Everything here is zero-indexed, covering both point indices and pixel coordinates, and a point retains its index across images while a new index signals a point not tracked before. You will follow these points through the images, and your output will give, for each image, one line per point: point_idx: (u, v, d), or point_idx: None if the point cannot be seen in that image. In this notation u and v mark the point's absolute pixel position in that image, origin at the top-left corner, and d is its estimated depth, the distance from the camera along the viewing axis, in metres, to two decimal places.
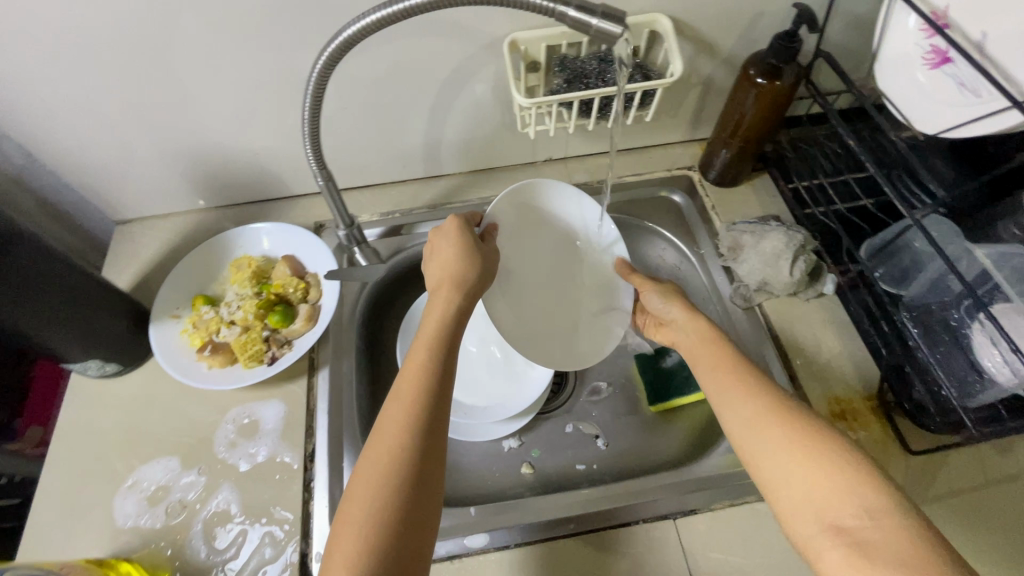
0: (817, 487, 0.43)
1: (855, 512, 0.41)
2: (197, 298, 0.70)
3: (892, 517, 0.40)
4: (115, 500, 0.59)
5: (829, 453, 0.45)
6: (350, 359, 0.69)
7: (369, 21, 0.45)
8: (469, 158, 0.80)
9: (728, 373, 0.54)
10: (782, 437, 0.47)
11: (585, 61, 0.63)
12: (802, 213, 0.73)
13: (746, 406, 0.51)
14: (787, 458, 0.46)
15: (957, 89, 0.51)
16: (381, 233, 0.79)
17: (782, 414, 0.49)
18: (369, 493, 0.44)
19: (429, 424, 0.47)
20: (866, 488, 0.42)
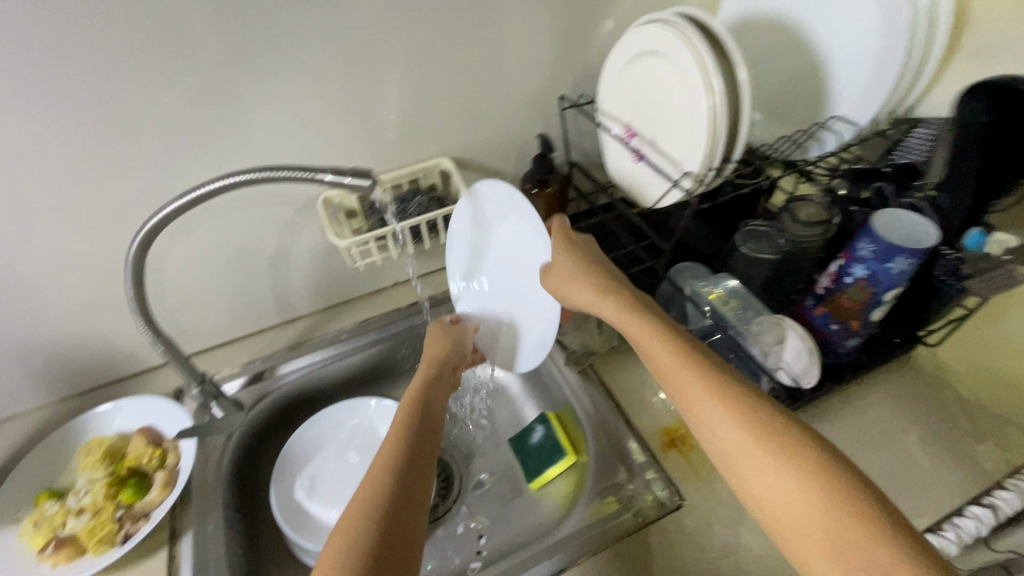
0: (828, 536, 0.37)
1: (875, 566, 0.35)
2: (42, 494, 0.67)
3: (914, 569, 0.34)
4: None
5: (836, 482, 0.39)
6: (214, 516, 0.68)
7: (170, 209, 0.54)
8: (322, 296, 0.89)
9: (692, 379, 0.47)
10: (775, 465, 0.41)
11: (390, 202, 0.77)
12: None
13: (728, 424, 0.43)
14: (780, 486, 0.40)
15: (653, 176, 0.69)
16: (243, 383, 0.82)
17: (769, 433, 0.42)
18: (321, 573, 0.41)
19: (404, 501, 0.47)
20: (886, 533, 0.36)
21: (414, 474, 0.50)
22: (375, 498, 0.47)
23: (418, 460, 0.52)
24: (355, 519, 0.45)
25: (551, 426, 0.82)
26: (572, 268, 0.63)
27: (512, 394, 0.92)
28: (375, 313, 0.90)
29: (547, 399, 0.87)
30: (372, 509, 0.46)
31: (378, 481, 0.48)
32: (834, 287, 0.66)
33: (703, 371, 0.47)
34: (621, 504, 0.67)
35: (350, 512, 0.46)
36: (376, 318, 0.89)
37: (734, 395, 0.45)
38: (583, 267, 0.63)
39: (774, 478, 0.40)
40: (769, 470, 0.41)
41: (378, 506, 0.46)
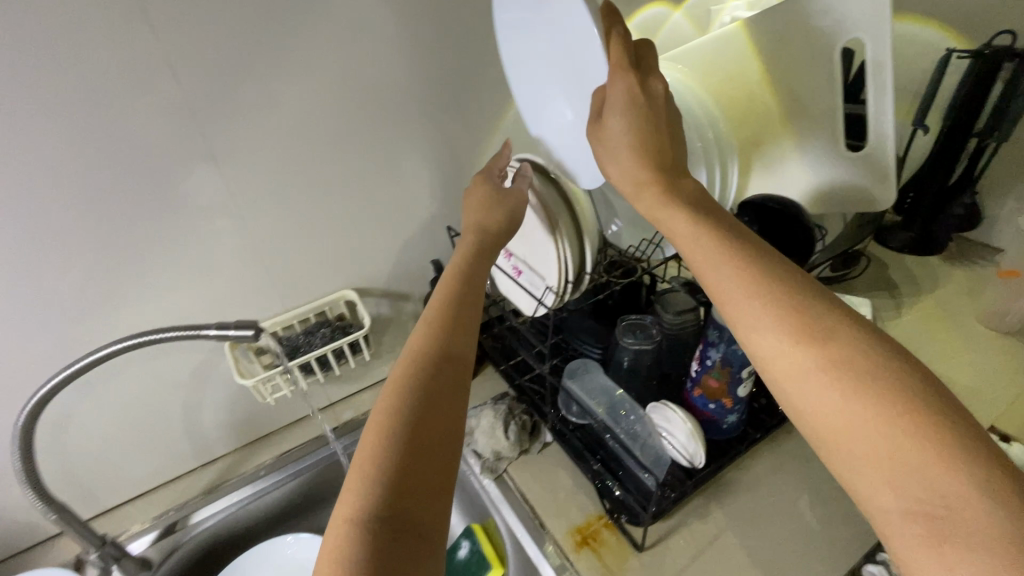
0: (887, 460, 0.36)
1: (933, 494, 0.34)
2: None
3: (983, 501, 0.32)
4: None
5: (903, 400, 0.37)
6: None
7: (58, 379, 0.58)
8: (240, 432, 0.89)
9: (749, 287, 0.44)
10: (834, 385, 0.39)
11: (296, 336, 0.82)
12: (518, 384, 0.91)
13: (772, 336, 0.42)
14: (836, 407, 0.38)
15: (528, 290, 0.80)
16: (154, 537, 0.79)
17: (818, 342, 0.40)
18: (340, 521, 0.43)
19: (426, 435, 0.48)
20: (961, 462, 0.34)
21: (428, 408, 0.50)
22: (403, 439, 0.47)
23: (438, 393, 0.51)
24: (377, 454, 0.46)
25: (477, 540, 0.84)
26: (621, 134, 0.55)
27: None
28: (295, 444, 0.91)
29: (473, 509, 0.87)
30: (404, 450, 0.46)
31: (399, 418, 0.49)
32: (701, 369, 0.73)
33: (756, 274, 0.45)
34: None
35: (371, 441, 0.47)
36: (295, 449, 0.90)
37: (791, 306, 0.42)
38: (637, 129, 0.55)
39: (830, 398, 0.39)
40: (824, 387, 0.39)
41: (398, 442, 0.47)
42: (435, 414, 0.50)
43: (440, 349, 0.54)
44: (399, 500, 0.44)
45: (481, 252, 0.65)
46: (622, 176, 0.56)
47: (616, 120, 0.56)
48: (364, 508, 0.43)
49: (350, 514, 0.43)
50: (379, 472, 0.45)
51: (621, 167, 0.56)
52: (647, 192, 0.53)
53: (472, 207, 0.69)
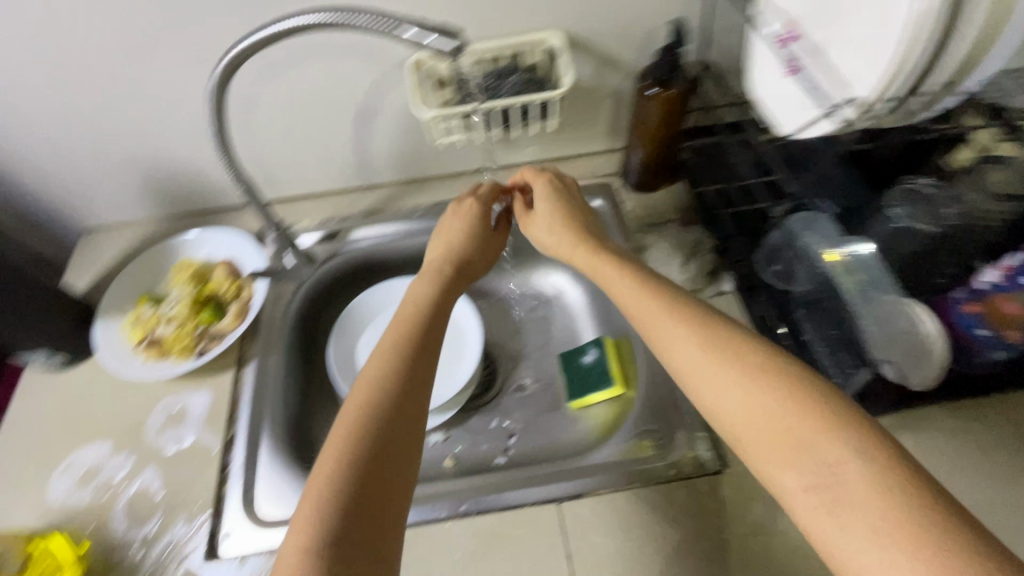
0: (783, 439, 0.39)
1: (821, 465, 0.37)
2: (141, 297, 0.76)
3: (860, 467, 0.35)
4: (50, 480, 0.65)
5: (794, 391, 0.40)
6: (276, 353, 0.74)
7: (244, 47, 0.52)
8: (403, 168, 0.86)
9: (660, 309, 0.50)
10: (739, 374, 0.43)
11: (482, 76, 0.68)
12: (707, 215, 0.76)
13: (689, 343, 0.46)
14: (754, 415, 0.41)
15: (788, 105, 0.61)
16: (318, 238, 0.84)
17: (723, 352, 0.44)
18: (326, 466, 0.43)
19: (342, 432, 0.45)
20: (844, 431, 0.37)
21: (410, 395, 0.49)
22: (353, 430, 0.45)
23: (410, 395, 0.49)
24: (343, 446, 0.44)
25: (605, 352, 0.79)
26: (550, 212, 0.66)
27: (575, 311, 0.88)
28: (452, 197, 0.87)
29: (610, 324, 0.82)
30: (332, 444, 0.45)
31: (368, 408, 0.47)
32: (1007, 285, 0.54)
33: (669, 306, 0.49)
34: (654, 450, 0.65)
35: (365, 384, 0.49)
36: (452, 202, 0.86)
37: (727, 345, 0.45)
38: (548, 218, 0.66)
39: (737, 391, 0.42)
40: (737, 387, 0.42)
41: (369, 422, 0.46)
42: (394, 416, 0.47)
43: (407, 351, 0.52)
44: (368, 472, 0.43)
45: (455, 274, 0.63)
46: (549, 234, 0.65)
47: (543, 203, 0.67)
48: (333, 484, 0.42)
49: (335, 456, 0.43)
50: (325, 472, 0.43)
51: (541, 231, 0.66)
52: (581, 248, 0.61)
53: (443, 233, 0.68)
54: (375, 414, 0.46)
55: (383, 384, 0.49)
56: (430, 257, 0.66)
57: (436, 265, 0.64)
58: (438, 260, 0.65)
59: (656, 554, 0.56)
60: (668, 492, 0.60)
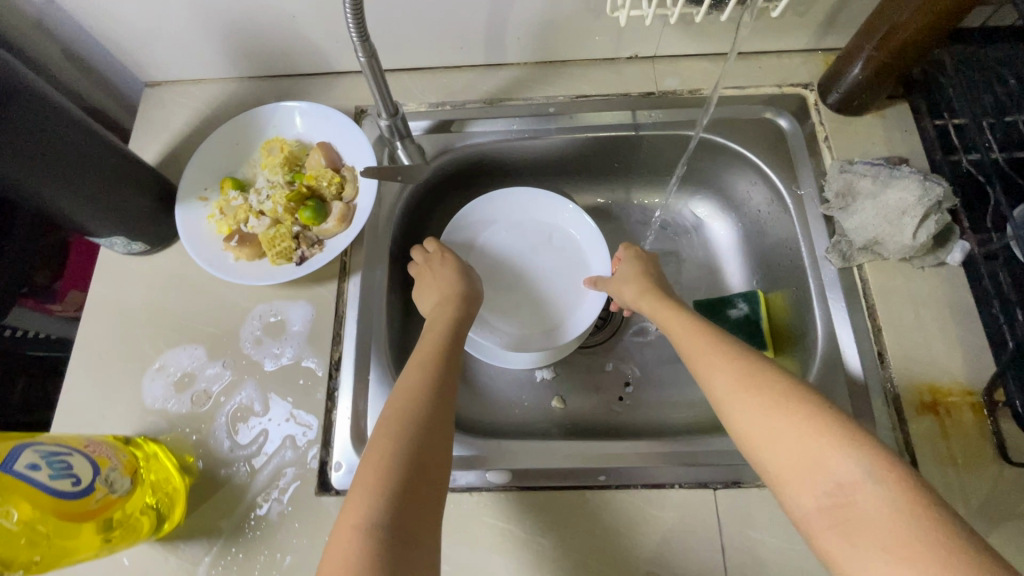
0: (799, 462, 0.40)
1: (835, 486, 0.38)
2: (226, 181, 0.63)
3: (872, 486, 0.37)
4: (143, 381, 0.59)
5: (812, 416, 0.42)
6: (383, 267, 0.64)
7: None
8: (540, 45, 0.67)
9: (709, 347, 0.50)
10: (766, 405, 0.44)
11: None
12: (945, 159, 0.59)
13: (725, 374, 0.47)
14: (783, 433, 0.42)
15: None
16: (427, 127, 0.69)
17: (755, 382, 0.45)
18: (364, 482, 0.42)
19: (389, 427, 0.45)
20: (857, 449, 0.39)
21: (436, 408, 0.48)
22: (396, 426, 0.45)
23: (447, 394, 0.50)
24: (384, 453, 0.43)
25: (758, 310, 0.67)
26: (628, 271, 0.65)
27: (718, 251, 0.74)
28: (595, 91, 0.69)
29: (767, 276, 0.69)
30: (381, 437, 0.45)
31: (413, 405, 0.47)
32: None
33: (712, 346, 0.50)
34: None
35: (396, 402, 0.48)
36: (595, 98, 0.68)
37: (752, 373, 0.46)
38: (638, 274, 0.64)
39: (760, 419, 0.43)
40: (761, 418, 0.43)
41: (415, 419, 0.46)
42: (438, 417, 0.47)
43: (441, 355, 0.53)
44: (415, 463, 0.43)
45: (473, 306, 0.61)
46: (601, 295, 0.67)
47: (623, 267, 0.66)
48: (383, 475, 0.42)
49: (372, 468, 0.43)
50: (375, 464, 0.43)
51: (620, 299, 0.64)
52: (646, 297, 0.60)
53: (427, 288, 0.63)
54: (409, 429, 0.45)
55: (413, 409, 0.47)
56: (433, 264, 0.65)
57: (444, 304, 0.60)
58: (436, 276, 0.63)
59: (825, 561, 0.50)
60: None
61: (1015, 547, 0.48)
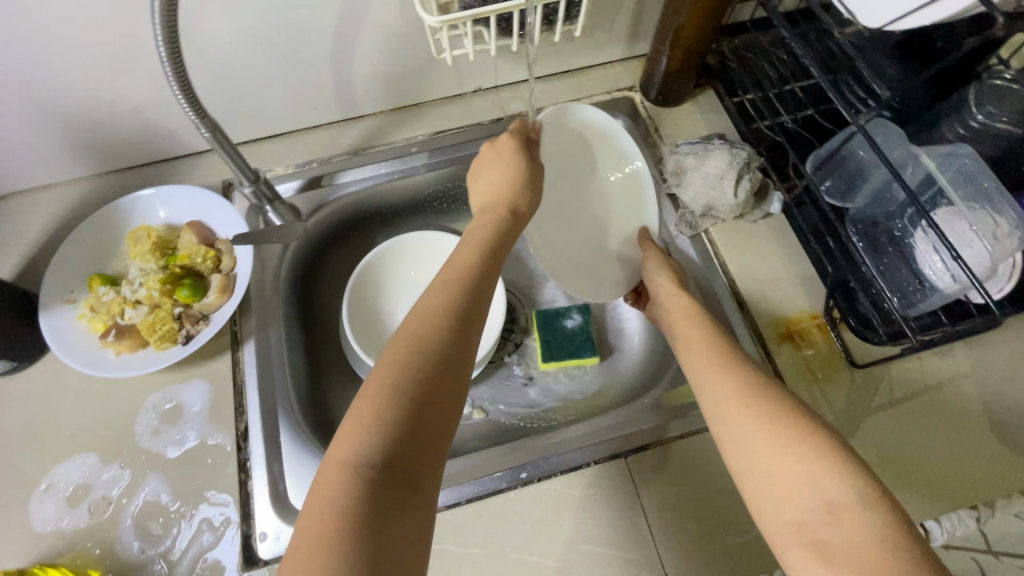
0: (785, 477, 0.38)
1: (826, 514, 0.36)
2: (93, 278, 0.62)
3: (864, 514, 0.35)
4: (30, 506, 0.54)
5: (809, 434, 0.39)
6: (276, 327, 0.64)
7: None
8: (390, 93, 0.72)
9: (709, 349, 0.49)
10: (762, 419, 0.41)
11: None
12: (747, 128, 0.69)
13: (725, 382, 0.44)
14: (783, 454, 0.39)
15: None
16: (298, 187, 0.71)
17: (760, 390, 0.43)
18: (368, 406, 0.38)
19: (401, 344, 0.42)
20: (854, 479, 0.36)
21: (462, 334, 0.43)
22: (408, 355, 0.41)
23: (471, 314, 0.44)
24: (389, 382, 0.40)
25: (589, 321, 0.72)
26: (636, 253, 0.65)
27: None
28: (451, 125, 0.74)
29: None
30: (394, 356, 0.41)
31: (437, 326, 0.43)
32: None
33: (720, 351, 0.48)
34: None
35: (417, 319, 0.44)
36: (452, 131, 0.74)
37: (757, 382, 0.44)
38: (658, 258, 0.62)
39: (756, 432, 0.40)
40: (758, 433, 0.40)
41: (432, 345, 0.42)
42: (454, 340, 0.42)
43: (475, 269, 0.48)
44: (422, 397, 0.39)
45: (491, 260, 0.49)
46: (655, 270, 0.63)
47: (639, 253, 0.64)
48: (387, 399, 0.39)
49: (378, 397, 0.39)
50: (372, 395, 0.39)
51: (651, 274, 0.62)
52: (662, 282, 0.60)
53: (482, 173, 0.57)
54: (420, 360, 0.41)
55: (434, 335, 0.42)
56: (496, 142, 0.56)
57: (494, 207, 0.54)
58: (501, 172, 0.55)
59: (733, 494, 0.55)
60: None
61: (875, 436, 0.56)
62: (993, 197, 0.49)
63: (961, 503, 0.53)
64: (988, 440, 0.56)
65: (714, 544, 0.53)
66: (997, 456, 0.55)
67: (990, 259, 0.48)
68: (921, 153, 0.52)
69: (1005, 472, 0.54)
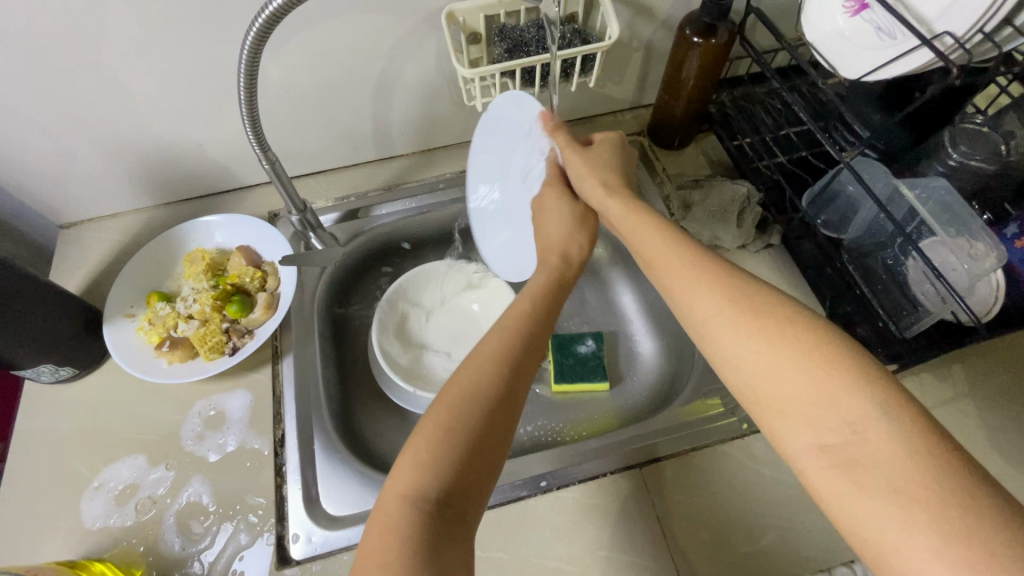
0: (797, 392, 0.38)
1: (844, 424, 0.36)
2: (151, 295, 0.68)
3: (886, 424, 0.35)
4: (81, 503, 0.58)
5: (810, 341, 0.39)
6: (314, 344, 0.69)
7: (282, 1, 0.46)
8: (422, 135, 0.80)
9: (678, 264, 0.47)
10: (760, 338, 0.40)
11: (524, 29, 0.63)
12: (747, 168, 0.76)
13: (708, 296, 0.44)
14: (792, 369, 0.38)
15: (850, 45, 0.55)
16: (336, 218, 0.78)
17: (749, 300, 0.42)
18: (428, 436, 0.42)
19: (461, 377, 0.46)
20: (869, 386, 0.36)
21: (520, 374, 0.47)
22: (469, 389, 0.44)
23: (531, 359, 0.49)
24: (450, 415, 0.43)
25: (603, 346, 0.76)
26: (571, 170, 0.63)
27: (607, 271, 0.84)
28: None
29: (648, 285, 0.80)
30: (454, 388, 0.45)
31: (497, 363, 0.46)
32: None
33: (700, 263, 0.46)
34: (726, 408, 0.63)
35: (481, 356, 0.47)
36: None
37: (748, 297, 0.43)
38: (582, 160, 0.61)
39: (757, 352, 0.40)
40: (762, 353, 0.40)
41: (490, 382, 0.45)
42: (514, 377, 0.46)
43: (535, 312, 0.52)
44: (480, 434, 0.42)
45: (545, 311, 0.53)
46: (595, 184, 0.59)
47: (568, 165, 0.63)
48: (451, 429, 0.42)
49: (439, 428, 0.42)
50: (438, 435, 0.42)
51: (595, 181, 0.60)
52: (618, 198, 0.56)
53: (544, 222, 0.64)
54: (483, 395, 0.44)
55: (493, 374, 0.46)
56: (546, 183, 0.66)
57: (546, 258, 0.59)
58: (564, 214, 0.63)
59: (742, 504, 0.57)
60: (744, 447, 0.60)
61: None
62: (966, 221, 0.55)
63: None
64: (990, 457, 0.58)
65: (728, 553, 0.55)
66: (1001, 473, 0.57)
67: (969, 279, 0.53)
68: (902, 187, 0.58)
69: (1009, 490, 0.56)
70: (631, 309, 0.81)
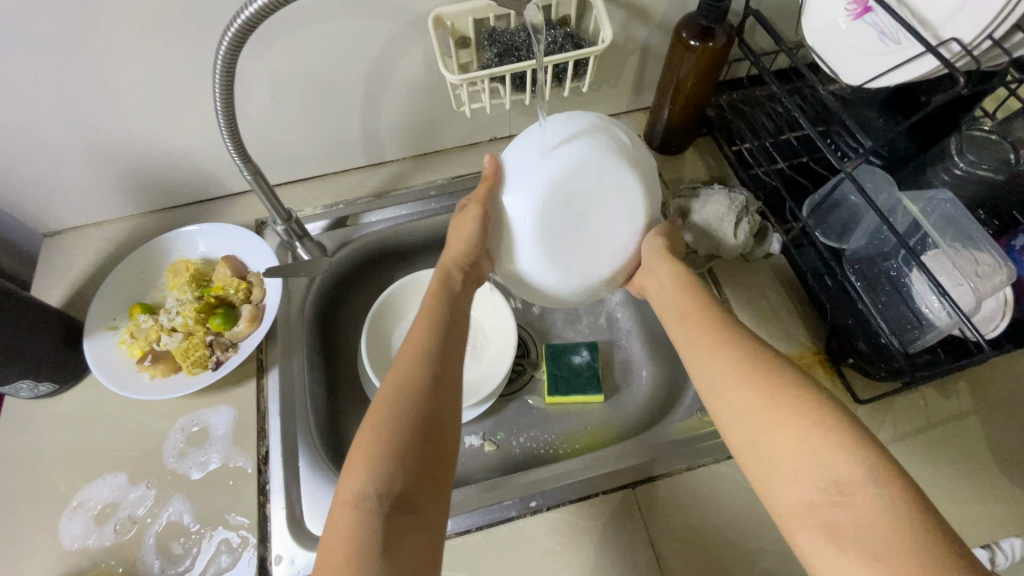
0: (790, 452, 0.40)
1: (831, 486, 0.38)
2: (134, 307, 0.67)
3: (873, 490, 0.36)
4: (59, 523, 0.57)
5: (811, 406, 0.41)
6: (300, 356, 0.67)
7: (257, 9, 0.44)
8: (412, 141, 0.78)
9: (699, 331, 0.51)
10: (764, 398, 0.43)
11: (514, 33, 0.61)
12: (746, 174, 0.73)
13: (718, 361, 0.47)
14: (787, 430, 0.41)
15: (851, 50, 0.53)
16: (325, 226, 0.76)
17: (758, 366, 0.45)
18: (369, 442, 0.43)
19: (393, 386, 0.47)
20: (860, 452, 0.38)
21: (444, 379, 0.48)
22: (402, 397, 0.45)
23: (455, 346, 0.51)
24: (391, 422, 0.44)
25: (597, 357, 0.74)
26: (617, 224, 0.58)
27: None
28: (467, 170, 0.80)
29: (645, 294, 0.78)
30: (387, 398, 0.46)
31: (420, 372, 0.48)
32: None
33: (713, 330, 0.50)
34: None
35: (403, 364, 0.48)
36: (468, 175, 0.80)
37: (760, 362, 0.45)
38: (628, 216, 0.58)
39: (758, 412, 0.43)
40: (764, 417, 0.42)
41: (420, 389, 0.46)
42: (439, 383, 0.47)
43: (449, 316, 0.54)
44: (420, 437, 0.44)
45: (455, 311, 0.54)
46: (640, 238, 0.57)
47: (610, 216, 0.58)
48: (393, 435, 0.43)
49: (378, 432, 0.43)
50: (370, 440, 0.43)
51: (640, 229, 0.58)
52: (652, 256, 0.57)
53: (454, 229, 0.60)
54: (416, 404, 0.45)
55: (420, 382, 0.47)
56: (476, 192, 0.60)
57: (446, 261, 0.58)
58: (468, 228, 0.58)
59: (738, 526, 0.55)
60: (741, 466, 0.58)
61: None
62: (973, 239, 0.53)
63: (973, 544, 0.53)
64: (995, 478, 0.56)
65: None
66: (1006, 494, 0.55)
67: (974, 297, 0.50)
68: (906, 198, 0.56)
69: (1016, 512, 0.54)
70: (627, 318, 0.79)
